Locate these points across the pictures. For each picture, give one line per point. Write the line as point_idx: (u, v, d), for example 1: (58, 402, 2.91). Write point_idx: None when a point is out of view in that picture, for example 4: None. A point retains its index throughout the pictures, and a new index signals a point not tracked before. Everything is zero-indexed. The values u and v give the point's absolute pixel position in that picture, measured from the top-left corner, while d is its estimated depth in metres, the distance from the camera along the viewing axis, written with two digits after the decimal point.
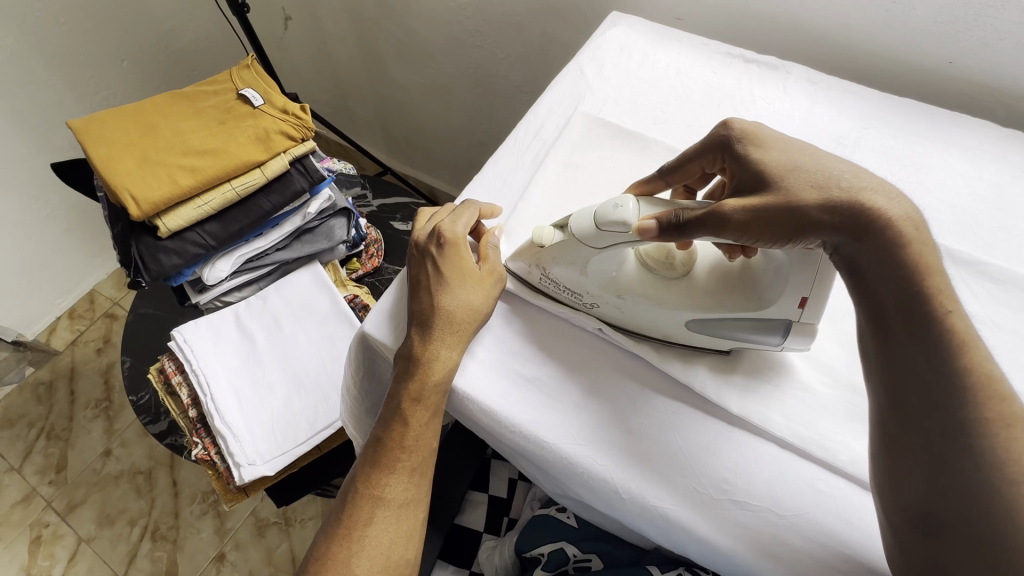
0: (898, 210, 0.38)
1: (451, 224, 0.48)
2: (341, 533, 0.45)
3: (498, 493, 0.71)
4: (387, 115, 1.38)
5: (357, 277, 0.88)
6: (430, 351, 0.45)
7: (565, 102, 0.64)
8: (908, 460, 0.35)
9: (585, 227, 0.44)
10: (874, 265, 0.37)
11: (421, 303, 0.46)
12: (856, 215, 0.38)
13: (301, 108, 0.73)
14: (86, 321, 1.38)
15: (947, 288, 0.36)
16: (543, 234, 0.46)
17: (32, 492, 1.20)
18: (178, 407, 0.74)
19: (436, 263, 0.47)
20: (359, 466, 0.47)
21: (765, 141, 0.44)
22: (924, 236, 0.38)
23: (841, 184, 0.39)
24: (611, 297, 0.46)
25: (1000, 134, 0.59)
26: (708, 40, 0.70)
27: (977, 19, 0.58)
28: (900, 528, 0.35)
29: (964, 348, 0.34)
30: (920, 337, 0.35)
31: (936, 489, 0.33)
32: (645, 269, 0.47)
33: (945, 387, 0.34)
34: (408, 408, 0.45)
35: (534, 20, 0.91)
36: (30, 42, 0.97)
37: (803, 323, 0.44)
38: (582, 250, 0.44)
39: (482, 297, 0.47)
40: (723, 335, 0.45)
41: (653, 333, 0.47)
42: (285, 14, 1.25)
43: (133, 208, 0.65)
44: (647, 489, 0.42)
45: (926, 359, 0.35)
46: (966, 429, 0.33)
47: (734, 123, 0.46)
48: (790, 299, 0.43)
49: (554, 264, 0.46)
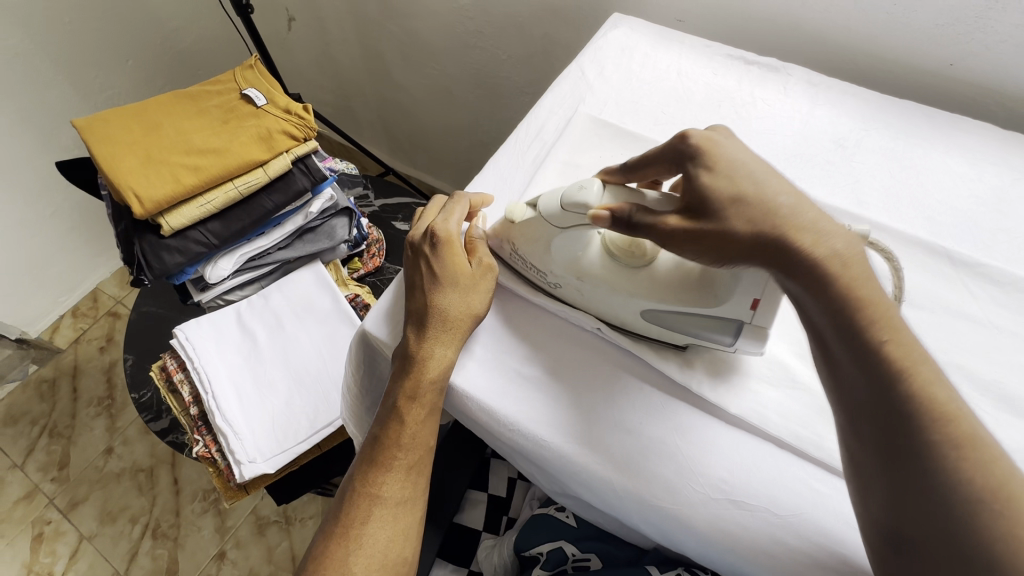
0: (832, 243, 0.37)
1: (444, 222, 0.48)
2: (339, 531, 0.45)
3: (497, 492, 0.71)
4: (389, 115, 1.38)
5: (358, 276, 0.89)
6: (425, 349, 0.45)
7: (566, 103, 0.64)
8: (872, 483, 0.34)
9: (551, 206, 0.45)
10: (806, 296, 0.37)
11: (415, 303, 0.47)
12: (783, 248, 0.38)
13: (303, 108, 0.74)
14: (88, 320, 1.38)
15: (888, 316, 0.35)
16: (514, 211, 0.48)
17: (35, 489, 1.20)
18: (180, 404, 0.75)
19: (430, 263, 0.47)
20: (357, 464, 0.47)
21: (718, 162, 0.41)
22: (859, 266, 0.37)
23: (775, 216, 0.38)
24: (572, 279, 0.47)
25: (1000, 136, 0.59)
26: (709, 42, 0.71)
27: (978, 21, 0.58)
28: (880, 552, 0.34)
29: (908, 373, 0.34)
30: (861, 366, 0.35)
31: (906, 511, 0.32)
32: (610, 257, 0.47)
33: (891, 412, 0.33)
34: (405, 406, 0.45)
35: (536, 22, 0.91)
36: (36, 42, 0.98)
37: (756, 325, 0.43)
38: (545, 229, 0.46)
39: (478, 295, 0.47)
40: (675, 329, 0.45)
41: (611, 319, 0.48)
42: (289, 15, 1.26)
43: (136, 206, 0.65)
44: (644, 488, 0.43)
45: (871, 389, 0.34)
46: (918, 450, 0.32)
47: (691, 134, 0.43)
48: (742, 299, 0.42)
49: (522, 244, 0.48)
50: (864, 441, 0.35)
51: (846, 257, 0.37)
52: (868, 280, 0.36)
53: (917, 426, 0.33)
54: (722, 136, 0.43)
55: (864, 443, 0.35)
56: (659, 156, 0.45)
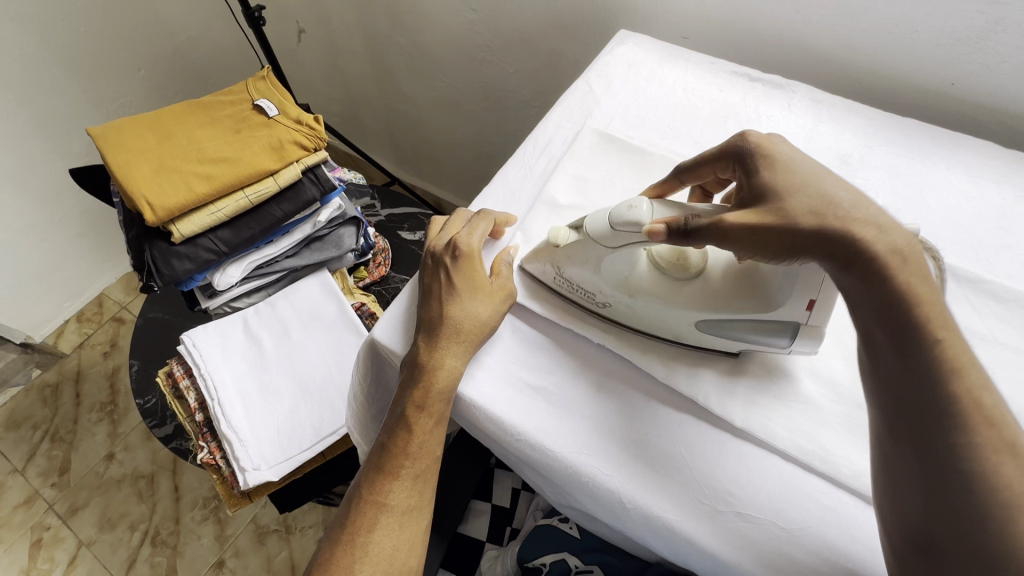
0: (893, 238, 0.37)
1: (467, 236, 0.50)
2: (346, 539, 0.46)
3: (501, 503, 0.71)
4: (396, 127, 1.40)
5: (363, 285, 0.89)
6: (435, 358, 0.45)
7: (574, 117, 0.65)
8: (904, 483, 0.35)
9: (598, 225, 0.45)
10: (858, 292, 0.37)
11: (429, 311, 0.47)
12: (844, 242, 0.37)
13: (315, 120, 0.75)
14: (94, 325, 1.39)
15: (942, 315, 0.35)
16: (557, 235, 0.49)
17: (34, 494, 1.20)
18: (185, 410, 0.75)
19: (449, 273, 0.48)
20: (364, 473, 0.47)
21: (779, 159, 0.42)
22: (916, 262, 0.36)
23: (840, 208, 0.38)
24: (622, 297, 0.47)
25: (1003, 154, 0.59)
26: (714, 59, 0.72)
27: (978, 42, 0.59)
28: (904, 555, 0.34)
29: (956, 375, 0.34)
30: (907, 362, 0.35)
31: (935, 516, 0.33)
32: (657, 270, 0.48)
33: (937, 412, 0.33)
34: (412, 415, 0.46)
35: (544, 37, 0.93)
36: (51, 52, 1.00)
37: (812, 326, 0.44)
38: (596, 250, 0.47)
39: (490, 311, 0.48)
40: (733, 337, 0.46)
41: (666, 334, 0.48)
42: (299, 27, 1.28)
43: (148, 212, 0.66)
44: (651, 498, 0.43)
45: (918, 387, 0.34)
46: (958, 452, 0.32)
47: (751, 134, 0.45)
48: (799, 301, 0.43)
49: (569, 264, 0.48)
50: (906, 438, 0.34)
51: (906, 253, 0.37)
52: (925, 278, 0.36)
53: (960, 425, 0.33)
54: (778, 137, 0.45)
55: (906, 444, 0.34)
56: (722, 157, 0.47)
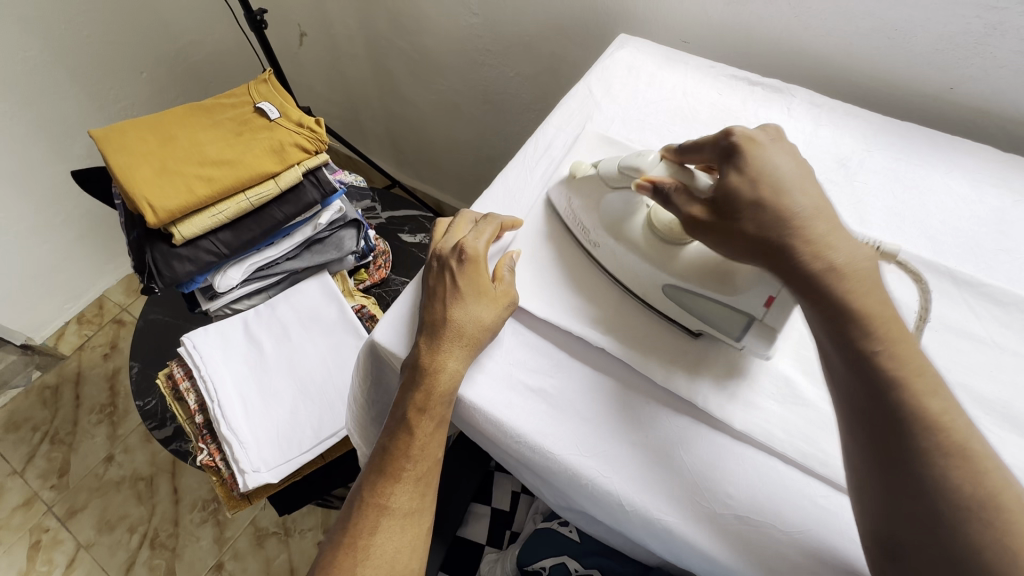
0: (834, 256, 0.39)
1: (475, 239, 0.50)
2: (348, 541, 0.46)
3: (501, 506, 0.71)
4: (397, 130, 1.41)
5: (363, 288, 0.89)
6: (437, 361, 0.46)
7: (574, 120, 0.66)
8: (868, 490, 0.35)
9: (610, 168, 0.52)
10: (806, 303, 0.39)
11: (433, 313, 0.48)
12: (787, 256, 0.40)
13: (316, 122, 0.76)
14: (94, 327, 1.39)
15: (888, 326, 0.37)
16: (579, 168, 0.55)
17: (33, 496, 1.20)
18: (185, 412, 0.75)
19: (454, 277, 0.48)
20: (366, 475, 0.47)
21: (753, 160, 0.43)
22: (860, 277, 0.38)
23: (788, 223, 0.40)
24: (609, 239, 0.51)
25: (1001, 158, 0.60)
26: (714, 63, 0.72)
27: (977, 47, 0.60)
28: (878, 560, 0.34)
29: (906, 382, 0.35)
30: (856, 373, 0.36)
31: (900, 517, 0.33)
32: (651, 232, 0.50)
33: (885, 416, 0.35)
34: (414, 418, 0.46)
35: (544, 41, 0.93)
36: (54, 55, 1.01)
37: (767, 325, 0.45)
38: (600, 187, 0.53)
39: (493, 315, 0.48)
40: (690, 311, 0.47)
41: (636, 291, 0.51)
42: (301, 30, 1.29)
43: (150, 215, 0.67)
44: (651, 501, 0.43)
45: (866, 393, 0.36)
46: (909, 455, 0.34)
47: (736, 132, 0.45)
48: (757, 295, 0.44)
49: (577, 197, 0.54)
50: (860, 443, 0.36)
51: (848, 269, 0.38)
52: (872, 292, 0.38)
53: (907, 432, 0.34)
54: (767, 139, 0.45)
55: (861, 448, 0.36)
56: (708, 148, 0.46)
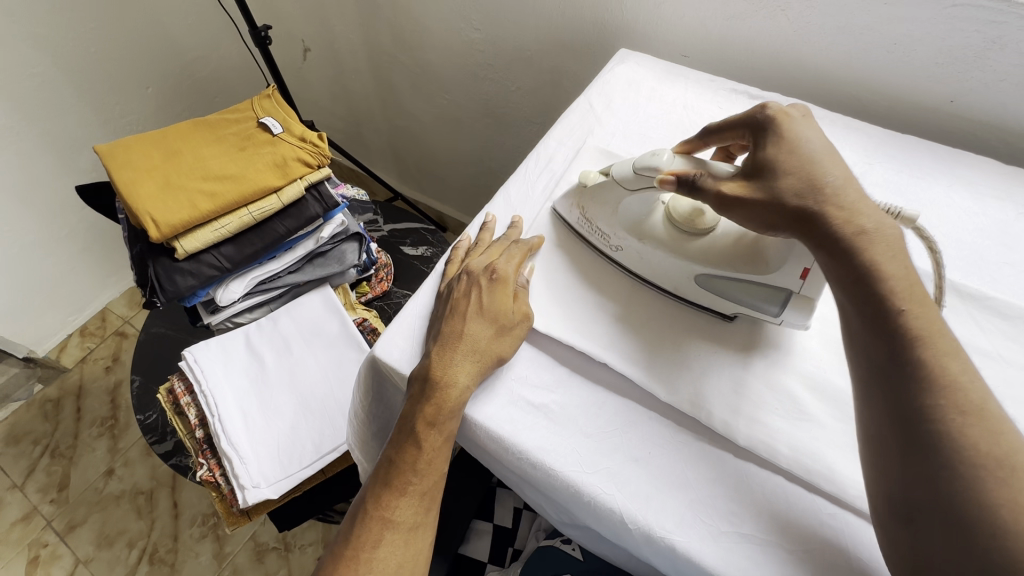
0: (863, 221, 0.40)
1: (502, 262, 0.51)
2: (349, 553, 0.44)
3: (503, 523, 0.70)
4: (399, 142, 1.41)
5: (365, 301, 0.89)
6: (450, 374, 0.45)
7: (575, 134, 0.66)
8: (884, 449, 0.36)
9: (622, 170, 0.50)
10: (831, 269, 0.41)
11: (452, 326, 0.48)
12: (818, 223, 0.41)
13: (318, 137, 0.76)
14: (96, 339, 1.39)
15: (914, 290, 0.38)
16: (588, 177, 0.54)
17: (32, 510, 1.19)
18: (185, 427, 0.75)
19: (481, 293, 0.49)
20: (369, 487, 0.46)
21: (788, 130, 0.46)
22: (893, 247, 0.40)
23: (823, 191, 0.42)
24: (633, 240, 0.52)
25: (1003, 170, 0.60)
26: (713, 76, 0.72)
27: (976, 60, 0.60)
28: (889, 525, 0.35)
29: (924, 342, 0.36)
30: (878, 332, 0.38)
31: (914, 477, 0.34)
32: (672, 226, 0.52)
33: (904, 373, 0.36)
34: (421, 430, 0.45)
35: (545, 55, 0.94)
36: (62, 70, 1.02)
37: (803, 297, 0.46)
38: (615, 191, 0.52)
39: (509, 337, 0.48)
40: (724, 295, 0.49)
41: (664, 285, 0.52)
42: (305, 45, 1.30)
43: (153, 229, 0.67)
44: (653, 517, 0.42)
45: (888, 351, 0.37)
46: (926, 412, 0.35)
47: (771, 105, 0.48)
48: (792, 269, 0.46)
49: (590, 205, 0.54)
50: (878, 402, 0.37)
51: (877, 233, 0.40)
52: (898, 257, 0.39)
53: (926, 387, 0.35)
54: (800, 115, 0.47)
55: (879, 408, 0.37)
56: (739, 125, 0.49)
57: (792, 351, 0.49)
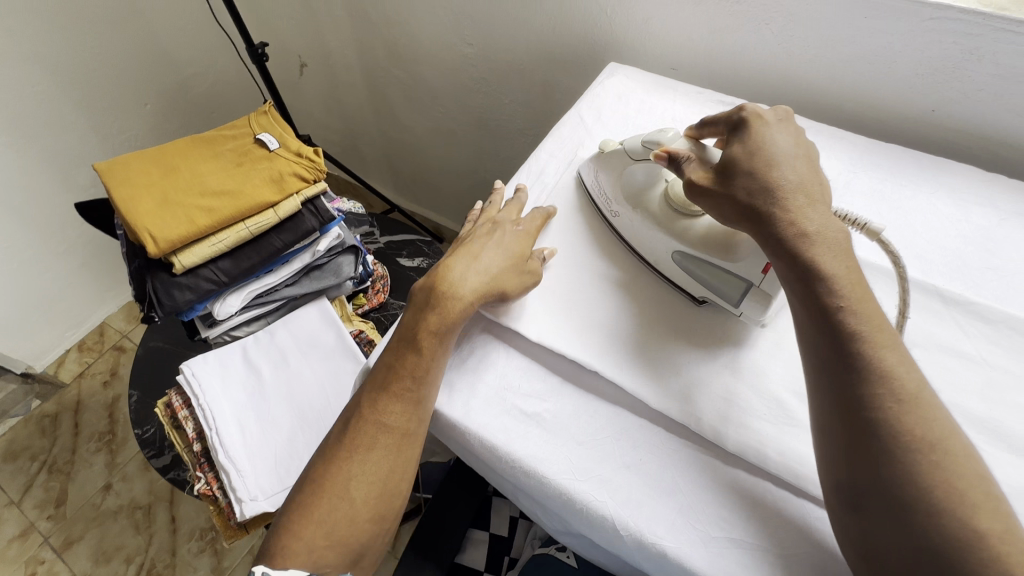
0: (806, 224, 0.42)
1: (519, 222, 0.57)
2: (343, 454, 0.46)
3: (499, 532, 0.70)
4: (396, 155, 1.43)
5: (362, 312, 0.90)
6: (456, 285, 0.50)
7: (566, 146, 0.67)
8: (831, 440, 0.38)
9: (634, 143, 0.56)
10: (783, 267, 0.43)
11: (466, 253, 0.53)
12: (768, 222, 0.43)
13: (314, 153, 0.77)
14: (94, 354, 1.39)
15: (855, 289, 0.40)
16: (607, 144, 0.60)
17: (30, 528, 1.19)
18: (183, 440, 0.75)
19: (502, 234, 0.55)
20: (367, 392, 0.48)
21: (755, 132, 0.48)
22: (839, 249, 0.42)
23: (776, 193, 0.44)
24: (627, 209, 0.56)
25: (985, 177, 0.61)
26: (702, 89, 0.74)
27: (955, 71, 0.61)
28: (841, 514, 0.37)
29: (864, 336, 0.38)
30: (824, 328, 0.40)
31: (858, 464, 0.36)
32: (667, 202, 0.55)
33: (844, 366, 0.38)
34: (424, 338, 0.48)
35: (538, 69, 0.96)
36: (61, 87, 1.03)
37: (763, 290, 0.48)
38: (624, 160, 0.57)
39: (514, 276, 0.52)
40: (694, 277, 0.51)
41: (647, 258, 0.56)
42: (301, 61, 1.32)
43: (151, 246, 0.68)
44: (645, 524, 0.42)
45: (831, 345, 0.39)
46: (863, 402, 0.37)
47: (748, 108, 0.51)
48: (756, 262, 0.48)
49: (603, 169, 0.59)
50: (824, 394, 0.39)
51: (820, 235, 0.42)
52: (841, 257, 0.42)
53: (864, 378, 0.37)
54: (774, 118, 0.50)
55: (825, 400, 0.39)
56: (721, 124, 0.52)
57: (781, 357, 0.49)
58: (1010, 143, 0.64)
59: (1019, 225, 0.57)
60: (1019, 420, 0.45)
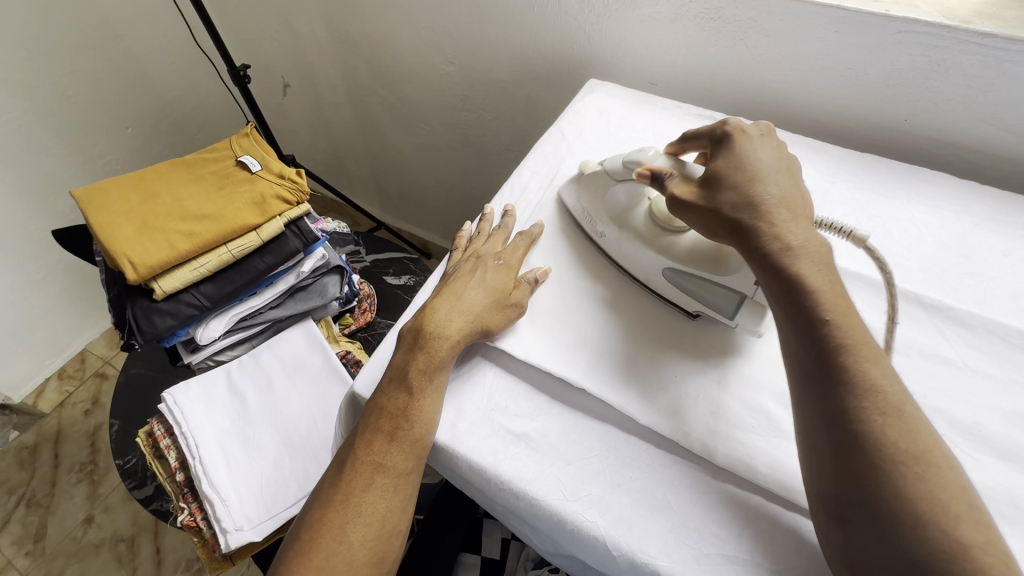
0: (789, 238, 0.44)
1: (504, 254, 0.57)
2: (339, 497, 0.45)
3: (491, 555, 0.69)
4: (381, 173, 1.43)
5: (349, 332, 0.89)
6: (441, 326, 0.49)
7: (548, 162, 0.68)
8: (816, 451, 0.38)
9: (614, 164, 0.57)
10: (767, 280, 0.44)
11: (451, 289, 0.53)
12: (751, 237, 0.45)
13: (296, 174, 0.77)
14: (75, 382, 1.36)
15: (838, 301, 0.41)
16: (587, 167, 0.60)
17: (7, 565, 1.15)
18: (165, 470, 0.73)
19: (486, 271, 0.54)
20: (362, 432, 0.47)
21: (737, 143, 0.50)
22: (823, 263, 0.43)
23: (760, 207, 0.45)
24: (613, 229, 0.56)
25: (959, 184, 0.62)
26: (681, 103, 0.75)
27: (925, 81, 0.63)
28: (826, 526, 0.37)
29: (848, 348, 0.39)
30: (809, 339, 0.40)
31: (843, 476, 0.36)
32: (651, 219, 0.55)
33: (827, 378, 0.39)
34: (414, 377, 0.47)
35: (518, 85, 0.97)
36: (38, 113, 1.02)
37: (756, 301, 0.49)
38: (606, 181, 0.58)
39: (499, 313, 0.51)
40: (686, 292, 0.51)
41: (637, 275, 0.56)
42: (285, 82, 1.32)
43: (130, 271, 0.67)
44: (636, 543, 0.42)
45: (814, 359, 0.40)
46: (849, 414, 0.37)
47: (732, 121, 0.52)
48: (748, 275, 0.48)
49: (585, 192, 0.59)
50: (809, 405, 0.39)
51: (803, 249, 0.43)
52: (824, 271, 0.43)
53: (851, 391, 0.37)
54: (757, 132, 0.51)
55: (810, 411, 0.39)
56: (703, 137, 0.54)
57: (768, 368, 0.49)
58: (980, 150, 0.66)
59: (993, 230, 0.58)
60: (1003, 424, 0.45)
